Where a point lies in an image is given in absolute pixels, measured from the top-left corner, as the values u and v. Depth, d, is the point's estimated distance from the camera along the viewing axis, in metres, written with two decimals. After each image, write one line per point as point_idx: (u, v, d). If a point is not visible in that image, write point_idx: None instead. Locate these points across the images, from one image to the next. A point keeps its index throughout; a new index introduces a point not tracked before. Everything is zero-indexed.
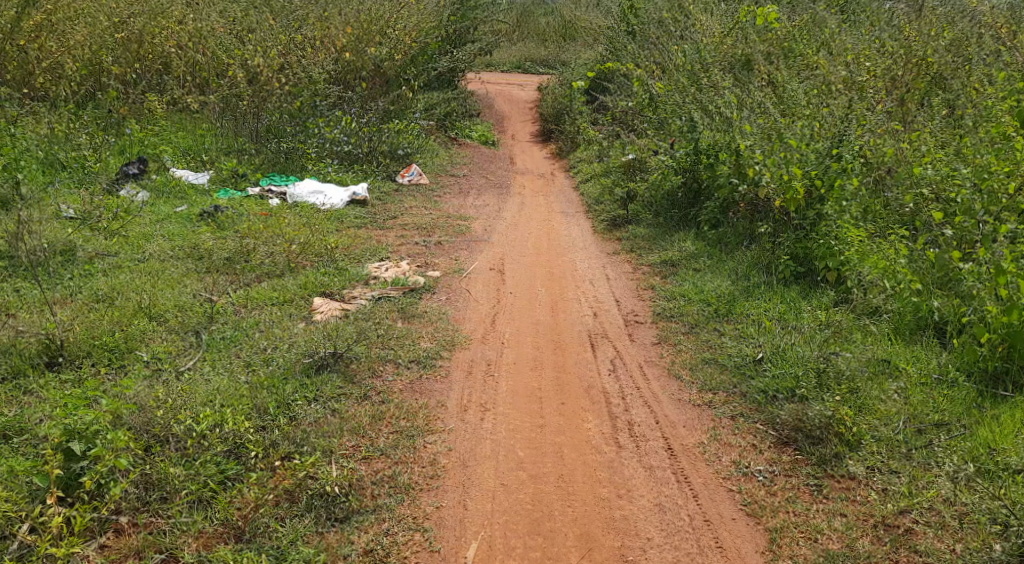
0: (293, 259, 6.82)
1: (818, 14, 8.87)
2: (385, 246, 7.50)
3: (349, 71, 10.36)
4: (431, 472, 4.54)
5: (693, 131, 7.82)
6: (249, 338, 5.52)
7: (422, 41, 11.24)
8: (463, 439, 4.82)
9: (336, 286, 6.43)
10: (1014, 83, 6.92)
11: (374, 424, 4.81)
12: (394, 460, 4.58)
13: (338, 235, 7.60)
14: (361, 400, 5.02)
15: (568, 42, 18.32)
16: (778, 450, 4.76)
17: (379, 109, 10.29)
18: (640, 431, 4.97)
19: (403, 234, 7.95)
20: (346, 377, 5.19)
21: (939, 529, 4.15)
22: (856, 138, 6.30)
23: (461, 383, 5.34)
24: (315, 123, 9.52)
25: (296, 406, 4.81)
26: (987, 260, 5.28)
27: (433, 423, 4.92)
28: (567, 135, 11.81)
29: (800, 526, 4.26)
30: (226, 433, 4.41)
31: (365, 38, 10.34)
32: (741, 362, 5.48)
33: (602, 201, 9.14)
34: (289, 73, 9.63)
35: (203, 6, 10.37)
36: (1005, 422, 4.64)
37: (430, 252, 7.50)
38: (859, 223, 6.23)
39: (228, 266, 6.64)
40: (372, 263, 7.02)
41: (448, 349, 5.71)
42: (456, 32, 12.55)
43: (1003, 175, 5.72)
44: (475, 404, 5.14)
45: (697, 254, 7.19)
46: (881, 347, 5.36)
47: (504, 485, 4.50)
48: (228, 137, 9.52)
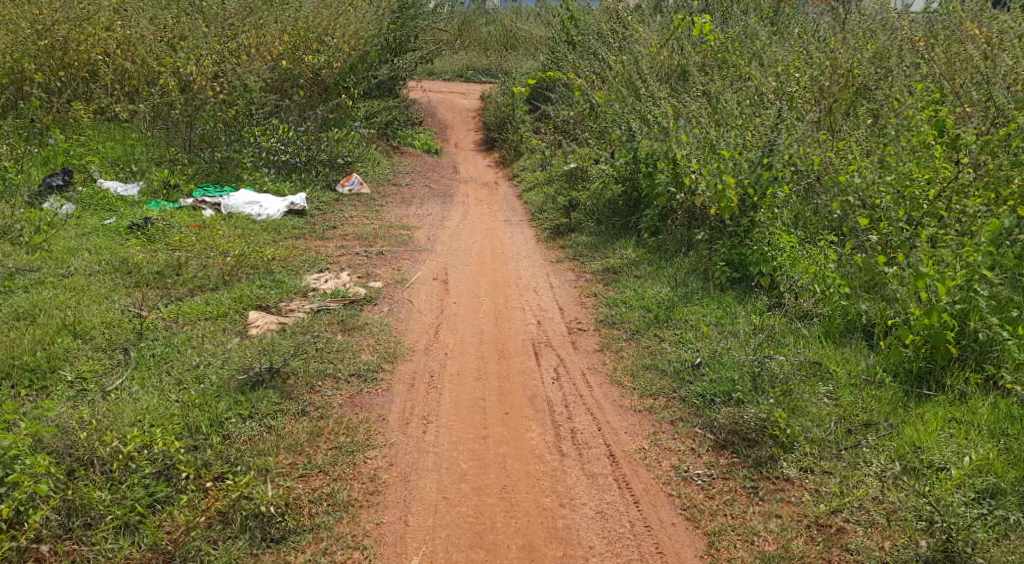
0: (227, 272, 6.75)
1: (750, 25, 9.02)
2: (324, 257, 7.48)
3: (286, 80, 10.15)
4: (371, 488, 4.55)
5: (632, 140, 7.95)
6: (180, 355, 5.46)
7: (362, 49, 11.19)
8: (405, 452, 4.84)
9: (272, 299, 6.40)
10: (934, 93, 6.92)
11: (312, 441, 4.81)
12: (333, 477, 4.58)
13: (275, 246, 7.55)
14: (298, 416, 5.00)
15: (511, 51, 18.42)
16: (715, 454, 4.88)
17: (317, 117, 10.26)
18: (583, 438, 5.05)
19: (342, 244, 7.94)
20: (283, 393, 5.16)
21: (869, 527, 4.28)
22: (785, 147, 6.59)
23: (404, 396, 5.34)
24: (251, 132, 9.47)
25: (230, 425, 4.79)
26: (909, 265, 5.37)
27: (374, 437, 4.93)
28: (509, 144, 11.89)
29: (738, 528, 4.37)
30: (155, 453, 4.36)
31: (302, 46, 10.21)
32: (680, 367, 5.61)
33: (545, 210, 9.24)
34: (223, 82, 9.49)
35: (132, 11, 9.99)
36: (929, 420, 4.78)
37: (371, 261, 7.51)
38: (789, 228, 6.43)
39: (159, 279, 6.55)
40: (311, 274, 7.00)
41: (389, 361, 5.72)
42: (396, 40, 12.46)
43: (923, 182, 5.76)
44: (417, 416, 5.15)
45: (638, 262, 7.32)
46: (813, 350, 5.53)
47: (447, 499, 4.51)
48: (160, 146, 9.38)
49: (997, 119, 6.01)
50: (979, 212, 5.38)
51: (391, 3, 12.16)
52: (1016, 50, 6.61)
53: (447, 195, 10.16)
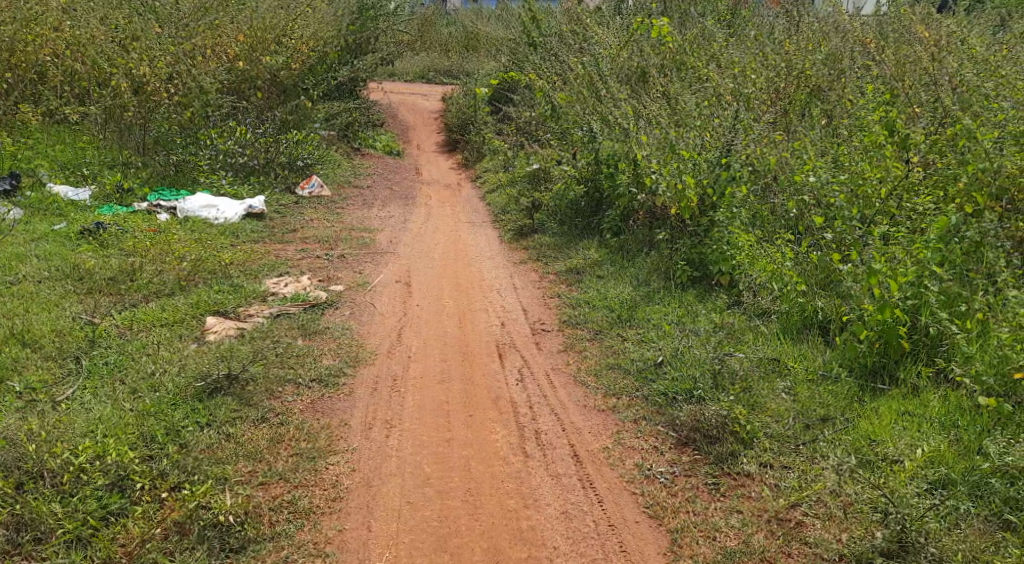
0: (183, 277, 6.70)
1: (707, 28, 9.14)
2: (283, 261, 7.46)
3: (243, 81, 10.04)
4: (333, 494, 4.56)
5: (593, 141, 8.06)
6: (134, 363, 5.43)
7: (321, 50, 11.15)
8: (368, 457, 4.85)
9: (230, 304, 6.37)
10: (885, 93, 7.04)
11: (272, 448, 4.81)
12: (294, 484, 4.59)
13: (233, 250, 7.50)
14: (258, 423, 5.00)
15: (473, 52, 18.44)
16: (678, 451, 4.96)
17: (275, 120, 10.20)
18: (547, 439, 5.10)
19: (302, 247, 7.92)
20: (241, 399, 5.15)
21: (826, 520, 4.37)
22: (742, 148, 6.69)
23: (366, 401, 5.36)
24: (207, 134, 9.46)
25: (187, 433, 4.77)
26: (862, 262, 5.50)
27: (336, 443, 4.94)
28: (472, 145, 11.93)
29: (699, 525, 4.45)
30: (108, 465, 4.32)
31: (259, 47, 10.06)
32: (643, 366, 5.70)
33: (508, 211, 9.29)
34: (178, 84, 9.27)
35: (81, 11, 9.60)
36: (883, 413, 4.89)
37: (332, 265, 7.50)
38: (747, 227, 6.50)
39: (112, 286, 6.48)
40: (271, 279, 6.98)
41: (351, 365, 5.73)
42: (356, 42, 12.51)
43: (876, 181, 5.85)
44: (380, 421, 5.17)
45: (600, 262, 7.40)
46: (771, 347, 5.63)
47: (411, 503, 4.54)
48: (112, 150, 9.25)
49: (945, 119, 6.16)
50: (929, 210, 5.51)
51: (350, 5, 12.19)
52: (962, 52, 6.79)
53: (410, 197, 10.16)
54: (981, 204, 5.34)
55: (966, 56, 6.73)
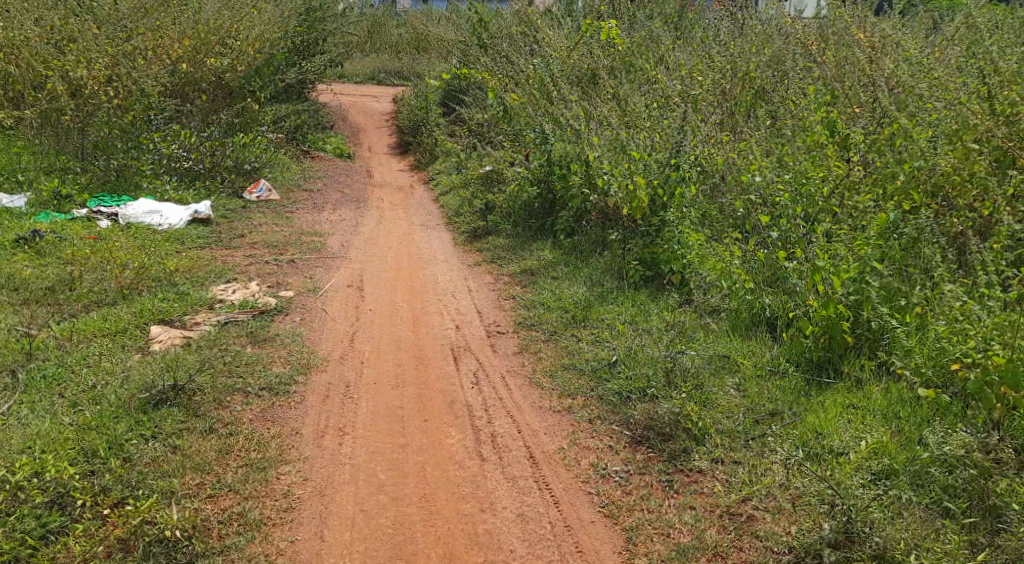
0: (126, 284, 6.62)
1: (654, 30, 9.27)
2: (231, 266, 7.40)
3: (187, 83, 9.92)
4: (284, 505, 4.55)
5: (545, 143, 8.04)
6: (74, 376, 5.37)
7: (267, 52, 11.05)
8: (321, 466, 4.86)
9: (176, 312, 6.32)
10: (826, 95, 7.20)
11: (221, 459, 4.79)
12: (244, 495, 4.56)
13: (178, 257, 7.43)
14: (206, 433, 4.97)
15: (423, 54, 18.43)
16: (632, 449, 5.04)
17: (221, 122, 10.12)
18: (503, 441, 5.15)
19: (251, 252, 7.87)
20: (188, 411, 5.12)
21: (776, 513, 4.46)
22: (691, 148, 6.87)
23: (317, 408, 5.36)
24: (149, 137, 9.26)
25: (130, 446, 4.73)
26: (805, 259, 5.62)
27: (287, 452, 4.93)
28: (424, 147, 11.92)
29: (654, 522, 4.53)
30: (47, 482, 4.31)
31: (204, 49, 9.91)
32: (597, 366, 5.78)
33: (461, 213, 9.31)
34: (117, 86, 9.12)
35: (15, 11, 9.43)
36: (829, 407, 5.01)
37: (281, 270, 7.47)
38: (697, 227, 6.62)
39: (51, 295, 6.39)
40: (218, 285, 6.93)
41: (302, 373, 5.72)
42: (303, 43, 12.50)
43: (819, 179, 5.98)
44: (332, 429, 5.18)
45: (554, 263, 7.47)
46: (721, 344, 5.75)
47: (365, 511, 4.55)
48: (50, 155, 9.10)
49: (883, 119, 6.32)
50: (868, 207, 5.63)
51: (297, 6, 12.14)
52: (897, 54, 6.98)
53: (362, 200, 10.11)
54: (917, 202, 5.56)
55: (901, 57, 6.92)
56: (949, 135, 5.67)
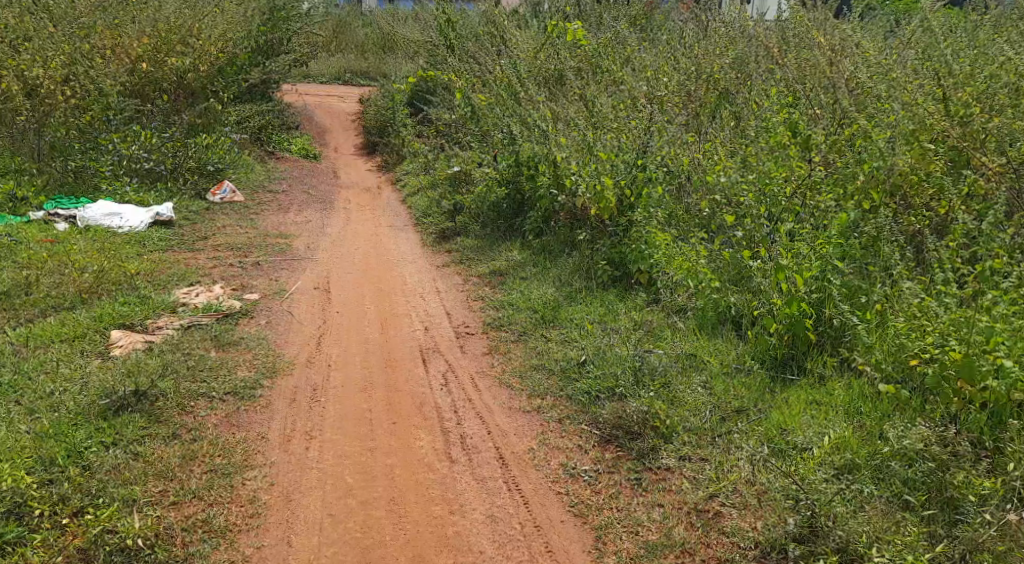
0: (85, 289, 6.58)
1: (620, 32, 9.36)
2: (194, 269, 7.38)
3: (147, 83, 9.83)
4: (250, 510, 4.56)
5: (513, 144, 8.23)
6: (31, 382, 5.32)
7: (230, 52, 10.98)
8: (287, 471, 4.88)
9: (137, 316, 6.30)
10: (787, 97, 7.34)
11: (185, 466, 4.79)
12: (209, 502, 4.57)
13: (138, 260, 7.39)
14: (168, 440, 4.97)
15: (390, 53, 18.42)
16: (601, 449, 5.11)
17: (182, 123, 9.99)
18: (472, 443, 5.20)
19: (214, 255, 7.85)
20: (150, 417, 5.11)
21: (742, 509, 4.53)
22: (658, 150, 6.96)
23: (284, 412, 5.37)
24: (109, 138, 9.23)
25: (90, 454, 4.72)
26: (770, 258, 5.69)
27: (253, 457, 4.95)
28: (392, 148, 11.93)
29: (623, 521, 4.59)
30: (4, 492, 4.29)
31: (163, 48, 9.90)
32: (566, 366, 5.84)
33: (430, 214, 9.33)
34: (75, 85, 9.05)
35: None
36: (793, 403, 5.10)
37: (247, 273, 7.45)
38: (664, 227, 6.70)
39: (8, 300, 6.33)
40: (181, 289, 6.91)
41: (268, 377, 5.73)
42: (267, 42, 12.34)
43: (782, 179, 6.10)
44: (299, 433, 5.19)
45: (523, 263, 7.52)
46: (688, 342, 5.82)
47: (333, 515, 4.58)
48: (6, 156, 9.02)
49: (844, 120, 6.43)
50: (830, 206, 5.74)
51: (261, 5, 12.07)
52: (856, 55, 7.10)
53: (328, 201, 10.10)
54: (876, 201, 5.64)
55: (861, 59, 7.05)
56: (906, 135, 5.80)
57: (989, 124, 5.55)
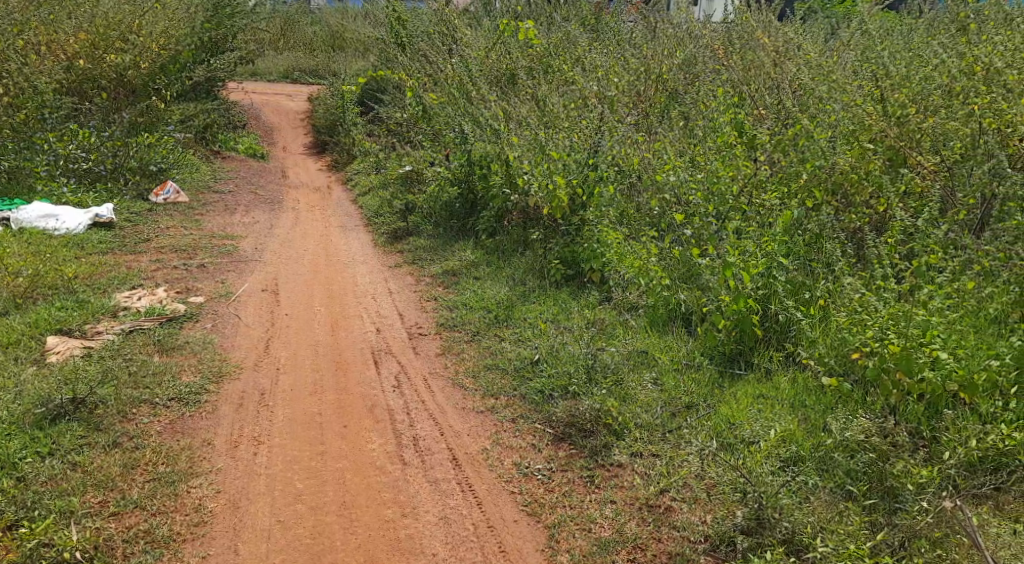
0: (21, 294, 6.45)
1: (571, 33, 9.42)
2: (136, 272, 7.27)
3: (84, 80, 9.63)
4: (195, 519, 4.52)
5: (466, 143, 8.15)
6: None
7: (173, 49, 10.81)
8: (234, 477, 4.84)
9: (75, 321, 6.18)
10: (732, 97, 7.46)
11: (126, 475, 4.73)
12: (151, 511, 4.52)
13: (77, 263, 7.26)
14: (109, 448, 4.90)
15: (339, 51, 18.23)
16: (555, 447, 5.14)
17: (122, 121, 9.75)
18: (425, 444, 5.20)
19: (157, 257, 7.73)
20: (89, 424, 5.04)
21: (692, 503, 4.59)
22: (609, 149, 6.98)
23: (231, 417, 5.33)
24: (44, 138, 9.03)
25: (26, 465, 4.66)
26: (718, 256, 5.75)
27: (198, 464, 4.90)
28: (342, 147, 11.86)
29: (576, 518, 4.62)
30: None
31: (101, 44, 9.74)
32: (520, 365, 5.86)
33: (381, 213, 9.30)
34: (9, 83, 8.92)
35: None
36: (741, 398, 5.18)
37: (191, 275, 7.36)
38: (616, 226, 6.76)
39: None
40: (122, 292, 6.80)
41: (214, 382, 5.67)
42: (212, 40, 12.19)
43: (729, 178, 6.21)
44: (247, 438, 5.16)
45: (476, 263, 7.53)
46: (639, 340, 5.88)
47: (281, 522, 4.55)
48: None
49: (788, 121, 6.59)
50: (774, 205, 5.84)
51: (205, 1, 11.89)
52: (799, 56, 7.23)
53: (277, 201, 10.02)
54: (818, 199, 5.77)
55: (804, 60, 7.18)
56: (846, 135, 6.05)
57: (925, 124, 5.72)
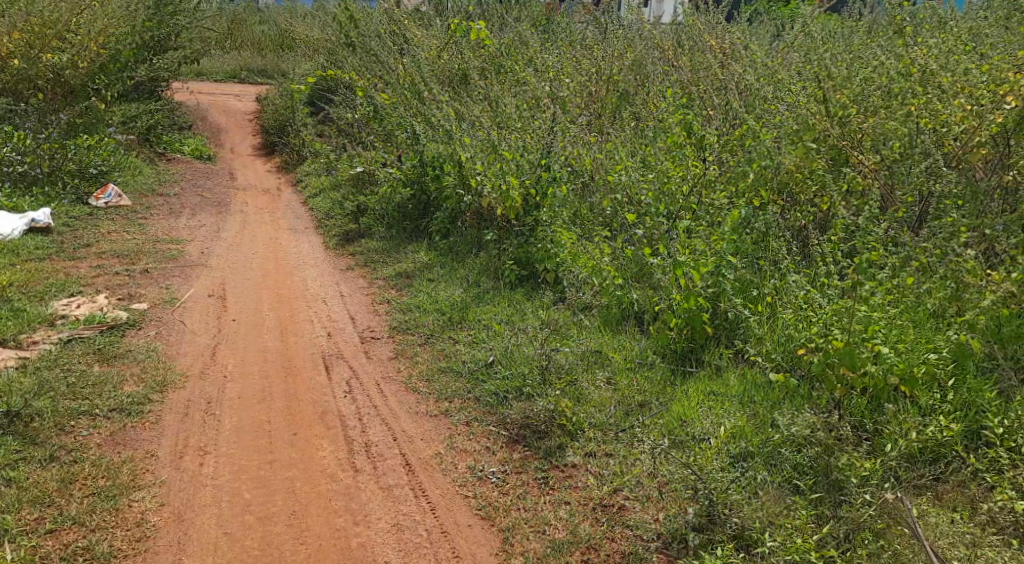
0: None
1: (523, 33, 9.42)
2: (75, 279, 7.10)
3: (21, 81, 9.50)
4: (138, 534, 4.42)
5: (418, 143, 8.15)
6: None
7: (113, 48, 10.58)
8: (178, 489, 4.74)
9: (11, 331, 6.00)
10: (680, 97, 7.52)
11: (64, 490, 4.61)
12: (90, 528, 4.41)
13: (13, 270, 7.06)
14: (46, 463, 4.78)
15: (288, 50, 18.00)
16: (509, 449, 5.12)
17: (60, 123, 9.55)
18: (377, 450, 5.15)
19: (98, 263, 7.56)
20: (25, 439, 4.91)
21: (645, 501, 4.60)
22: (560, 150, 7.09)
23: (175, 428, 5.22)
24: None
25: None
26: (670, 255, 5.77)
27: (141, 477, 4.79)
28: (292, 148, 11.71)
29: (531, 521, 4.61)
30: None
31: (38, 43, 9.45)
32: (474, 367, 5.83)
33: (332, 216, 9.21)
34: None
35: None
36: (691, 395, 5.20)
37: (134, 281, 7.21)
38: (569, 225, 6.75)
39: None
40: (61, 300, 6.64)
41: (158, 391, 5.55)
42: (154, 38, 12.01)
43: (681, 177, 6.26)
44: (192, 449, 5.06)
45: (429, 265, 7.48)
46: (593, 340, 5.87)
47: (228, 534, 4.47)
48: None
49: (734, 122, 6.72)
50: (723, 204, 5.91)
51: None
52: (746, 57, 7.30)
53: (224, 204, 9.87)
54: (764, 199, 5.89)
55: (750, 60, 7.25)
56: (789, 135, 6.06)
57: (864, 124, 5.85)
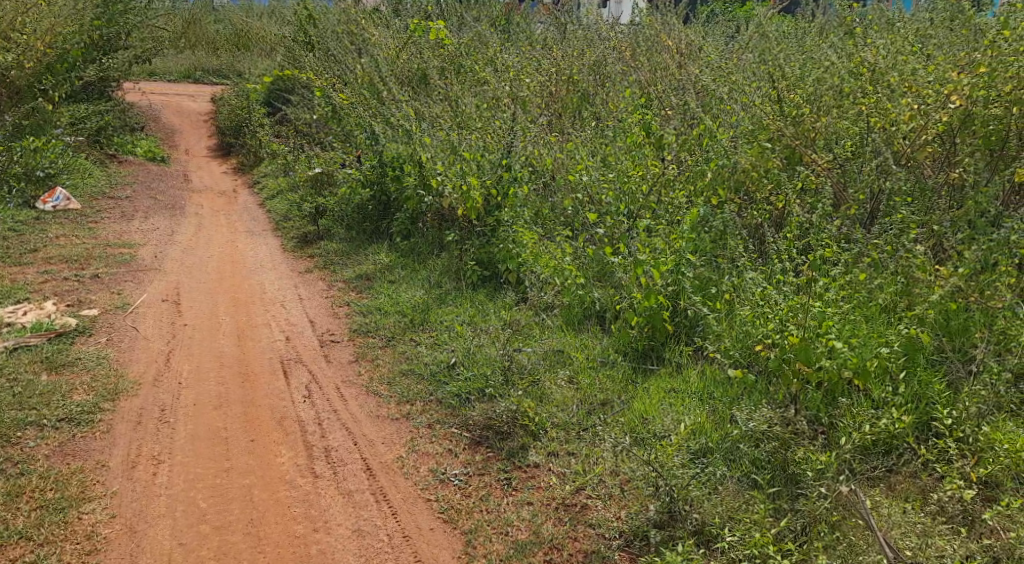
0: None
1: (482, 33, 9.39)
2: (22, 286, 6.93)
3: None
4: (88, 547, 4.31)
5: (377, 144, 8.10)
6: None
7: (60, 48, 10.37)
8: (131, 500, 4.64)
9: None
10: (638, 97, 7.55)
11: (11, 504, 4.49)
12: (38, 542, 4.30)
13: None
14: None
15: (244, 50, 17.77)
16: (471, 451, 5.08)
17: (6, 124, 9.40)
18: (337, 455, 5.08)
19: (46, 268, 7.39)
20: None
21: (607, 500, 4.58)
22: (521, 149, 7.07)
23: (128, 437, 5.11)
24: None
25: None
26: (630, 255, 5.79)
27: (92, 488, 4.69)
28: (249, 149, 11.55)
29: (493, 522, 4.57)
30: None
31: None
32: (436, 369, 5.78)
33: (290, 218, 9.10)
34: None
35: None
36: (652, 393, 5.20)
37: (84, 287, 7.06)
38: (531, 225, 6.73)
39: None
40: (7, 307, 6.48)
41: (110, 399, 5.44)
42: (103, 37, 11.77)
43: (641, 176, 6.30)
44: (145, 458, 4.95)
45: (390, 266, 7.40)
46: (556, 339, 5.85)
47: (183, 545, 4.38)
48: None
49: (693, 121, 6.75)
50: (681, 203, 5.95)
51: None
52: (703, 58, 7.34)
53: (179, 207, 9.71)
54: (722, 197, 5.91)
55: (706, 60, 7.29)
56: (747, 134, 6.18)
57: (818, 123, 5.90)
